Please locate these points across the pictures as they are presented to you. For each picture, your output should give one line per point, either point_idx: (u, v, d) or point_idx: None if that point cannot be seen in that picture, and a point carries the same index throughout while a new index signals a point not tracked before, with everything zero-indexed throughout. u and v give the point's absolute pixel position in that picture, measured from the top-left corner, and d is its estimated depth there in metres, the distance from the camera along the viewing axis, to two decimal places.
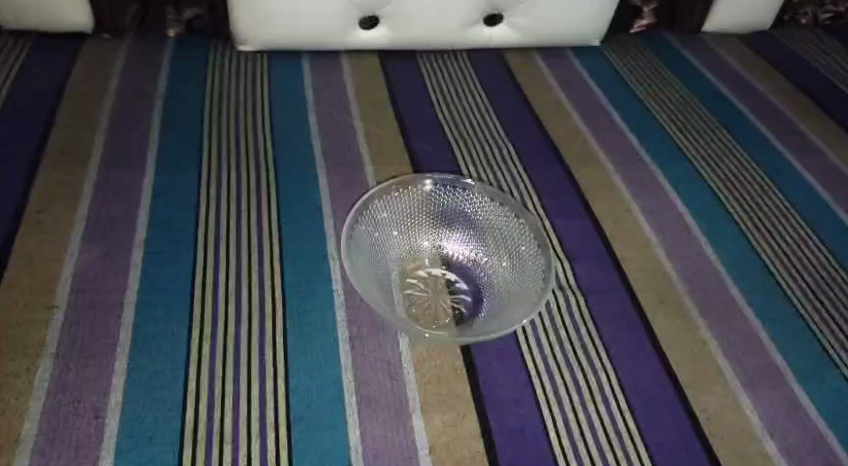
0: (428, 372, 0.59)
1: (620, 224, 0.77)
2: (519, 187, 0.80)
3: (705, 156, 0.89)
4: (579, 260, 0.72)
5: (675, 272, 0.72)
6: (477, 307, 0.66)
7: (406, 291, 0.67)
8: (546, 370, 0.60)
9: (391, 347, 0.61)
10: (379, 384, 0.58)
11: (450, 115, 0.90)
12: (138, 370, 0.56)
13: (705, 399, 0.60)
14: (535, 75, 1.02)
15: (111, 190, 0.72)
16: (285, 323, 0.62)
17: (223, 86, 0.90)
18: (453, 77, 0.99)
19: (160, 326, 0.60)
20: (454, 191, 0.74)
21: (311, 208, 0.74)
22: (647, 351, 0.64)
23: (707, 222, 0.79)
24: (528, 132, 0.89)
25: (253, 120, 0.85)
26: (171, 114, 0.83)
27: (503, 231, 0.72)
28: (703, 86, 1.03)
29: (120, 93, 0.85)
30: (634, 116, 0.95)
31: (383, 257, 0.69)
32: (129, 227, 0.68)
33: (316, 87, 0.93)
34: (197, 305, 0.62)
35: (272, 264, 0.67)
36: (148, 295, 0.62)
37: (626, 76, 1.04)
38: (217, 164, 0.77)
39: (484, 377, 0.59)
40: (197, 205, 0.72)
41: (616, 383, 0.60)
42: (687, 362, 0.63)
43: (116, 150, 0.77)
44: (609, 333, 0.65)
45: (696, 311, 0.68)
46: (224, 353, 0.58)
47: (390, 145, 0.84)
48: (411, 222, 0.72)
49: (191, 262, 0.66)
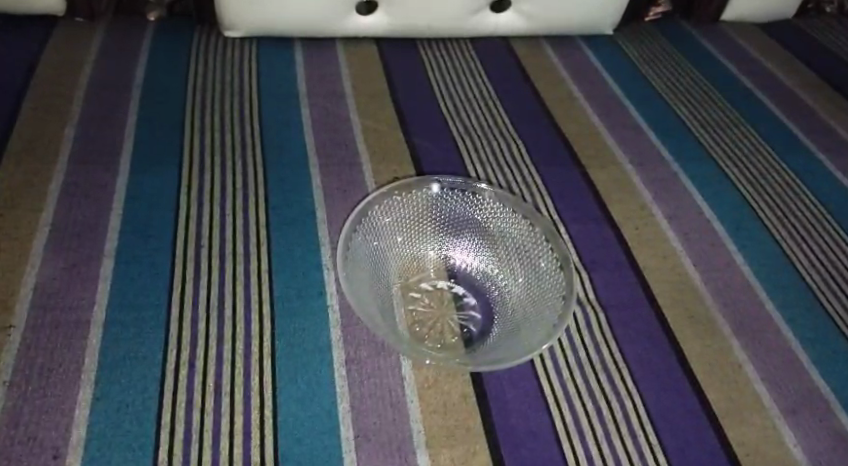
0: (435, 401, 0.53)
1: (641, 230, 0.70)
2: (531, 190, 0.73)
3: (732, 156, 0.82)
4: (599, 271, 0.65)
5: (704, 284, 0.65)
6: (488, 326, 0.59)
7: (409, 307, 0.59)
8: (565, 397, 0.54)
9: (392, 371, 0.54)
10: (379, 415, 0.51)
11: (454, 109, 0.84)
12: (105, 400, 0.49)
13: (743, 429, 0.54)
14: (546, 66, 0.95)
15: (81, 191, 0.65)
16: (273, 346, 0.55)
17: (208, 77, 0.83)
18: (456, 67, 0.92)
19: (133, 348, 0.53)
20: (465, 195, 0.66)
21: (304, 212, 0.67)
22: (676, 374, 0.57)
23: (736, 228, 0.72)
24: (538, 127, 0.82)
25: (240, 114, 0.78)
26: (149, 107, 0.76)
27: (516, 240, 0.64)
28: (725, 79, 0.96)
29: (94, 83, 0.78)
30: (654, 112, 0.88)
31: (384, 268, 0.61)
32: (99, 234, 0.61)
33: (309, 77, 0.86)
34: (174, 324, 0.55)
35: (259, 276, 0.60)
36: (119, 311, 0.55)
37: (642, 68, 0.97)
38: (199, 163, 0.70)
39: (497, 405, 0.53)
40: (175, 209, 0.65)
41: (644, 413, 0.54)
42: (721, 386, 0.57)
43: (87, 146, 0.70)
44: (634, 353, 0.58)
45: (728, 329, 0.62)
46: (205, 380, 0.52)
47: (389, 141, 0.77)
48: (416, 228, 0.65)
49: (169, 274, 0.59)
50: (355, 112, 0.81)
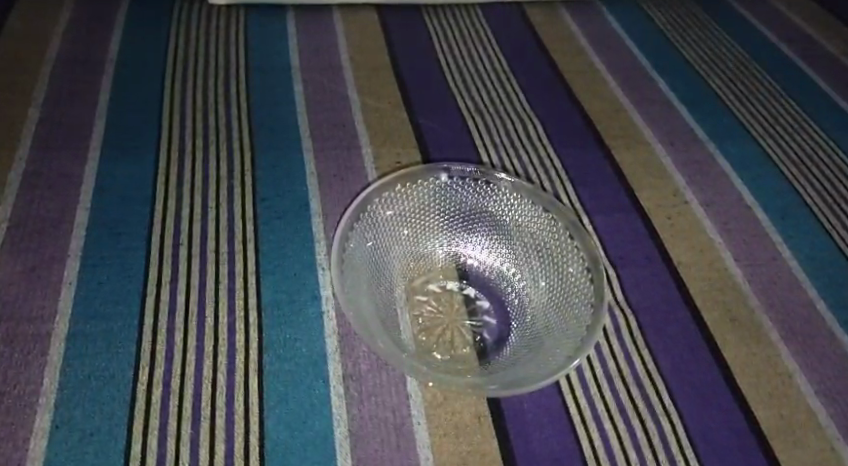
0: (445, 424, 0.46)
1: (674, 221, 0.63)
2: (550, 176, 0.65)
3: (772, 133, 0.74)
4: (629, 270, 0.58)
5: (746, 283, 0.58)
6: (504, 332, 0.51)
7: (415, 312, 0.52)
8: (594, 418, 0.47)
9: (396, 389, 0.48)
10: (382, 442, 0.44)
11: (463, 84, 0.76)
12: (66, 428, 0.43)
13: (799, 453, 0.47)
14: (564, 34, 0.86)
15: (44, 183, 0.57)
16: (260, 361, 0.48)
17: (190, 50, 0.75)
18: (466, 37, 0.84)
19: (99, 365, 0.46)
20: (478, 186, 0.58)
21: (296, 204, 0.60)
22: (720, 389, 0.50)
23: (781, 217, 0.64)
24: (557, 105, 0.74)
25: (226, 92, 0.70)
26: (123, 86, 0.69)
27: (535, 235, 0.56)
28: (763, 48, 0.88)
29: (62, 59, 0.71)
30: (685, 86, 0.79)
31: (387, 268, 0.54)
32: (64, 231, 0.54)
33: (303, 49, 0.78)
34: (147, 335, 0.48)
35: (246, 279, 0.53)
36: (85, 322, 0.48)
37: (670, 36, 0.88)
38: (179, 148, 0.63)
39: (517, 428, 0.46)
40: (151, 202, 0.58)
41: (685, 436, 0.47)
42: (770, 402, 0.50)
43: (53, 130, 0.62)
44: (671, 365, 0.51)
45: (775, 333, 0.55)
46: (182, 402, 0.45)
47: (391, 121, 0.69)
48: (422, 222, 0.57)
49: (142, 277, 0.52)
50: (353, 88, 0.73)
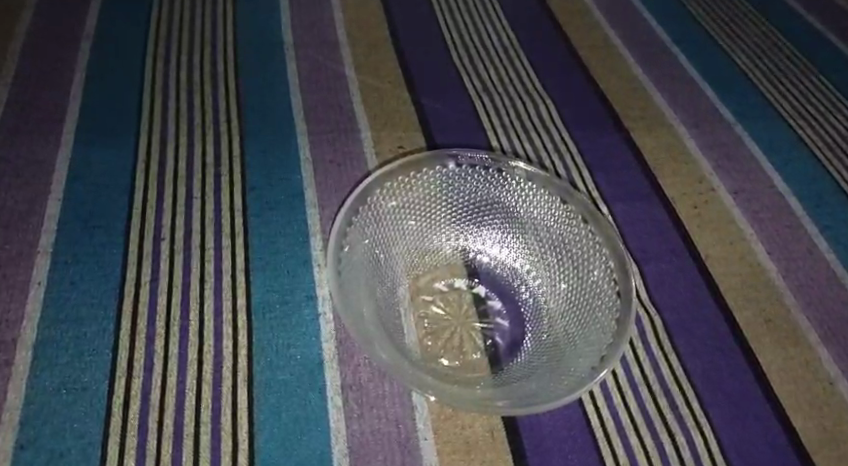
0: (455, 440, 0.41)
1: (701, 210, 0.58)
2: (565, 161, 0.60)
3: (803, 112, 0.68)
4: (653, 265, 0.53)
5: (780, 279, 0.53)
6: (518, 335, 0.47)
7: (420, 315, 0.47)
8: (621, 432, 0.43)
9: (400, 401, 0.43)
10: (386, 461, 0.40)
11: (470, 61, 0.70)
12: (32, 449, 0.38)
13: None
14: (577, 7, 0.81)
15: (13, 173, 0.52)
16: (250, 370, 0.43)
17: (174, 26, 0.70)
18: (472, 11, 0.78)
19: (71, 376, 0.41)
20: (489, 174, 0.53)
21: (290, 193, 0.55)
22: (758, 398, 0.45)
23: (817, 204, 0.60)
24: (571, 83, 0.69)
25: (213, 71, 0.65)
26: (101, 66, 0.63)
27: (552, 229, 0.51)
28: (791, 20, 0.82)
29: (34, 38, 0.65)
30: (708, 62, 0.74)
31: (390, 266, 0.49)
32: (34, 226, 0.49)
33: (297, 24, 0.73)
34: (125, 342, 0.43)
35: (235, 278, 0.48)
36: (55, 328, 0.44)
37: (691, 8, 0.83)
38: (161, 133, 0.58)
39: (536, 445, 0.42)
40: (130, 193, 0.53)
41: (723, 451, 0.42)
42: (811, 412, 0.45)
43: (23, 114, 0.57)
44: (703, 372, 0.47)
45: (813, 335, 0.50)
46: (162, 418, 0.40)
47: (393, 102, 0.64)
48: (429, 214, 0.52)
49: (120, 277, 0.47)
50: (351, 67, 0.68)
